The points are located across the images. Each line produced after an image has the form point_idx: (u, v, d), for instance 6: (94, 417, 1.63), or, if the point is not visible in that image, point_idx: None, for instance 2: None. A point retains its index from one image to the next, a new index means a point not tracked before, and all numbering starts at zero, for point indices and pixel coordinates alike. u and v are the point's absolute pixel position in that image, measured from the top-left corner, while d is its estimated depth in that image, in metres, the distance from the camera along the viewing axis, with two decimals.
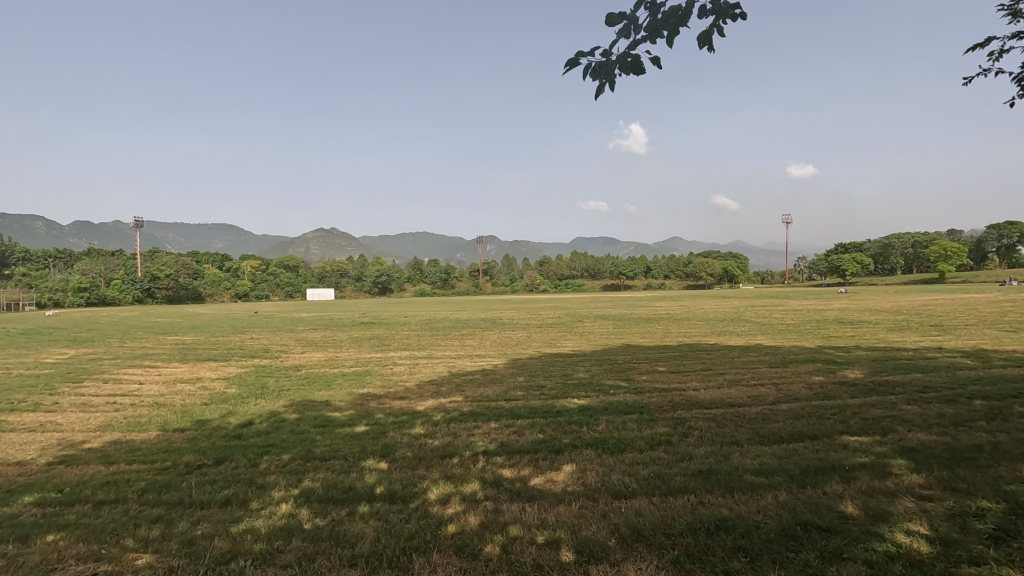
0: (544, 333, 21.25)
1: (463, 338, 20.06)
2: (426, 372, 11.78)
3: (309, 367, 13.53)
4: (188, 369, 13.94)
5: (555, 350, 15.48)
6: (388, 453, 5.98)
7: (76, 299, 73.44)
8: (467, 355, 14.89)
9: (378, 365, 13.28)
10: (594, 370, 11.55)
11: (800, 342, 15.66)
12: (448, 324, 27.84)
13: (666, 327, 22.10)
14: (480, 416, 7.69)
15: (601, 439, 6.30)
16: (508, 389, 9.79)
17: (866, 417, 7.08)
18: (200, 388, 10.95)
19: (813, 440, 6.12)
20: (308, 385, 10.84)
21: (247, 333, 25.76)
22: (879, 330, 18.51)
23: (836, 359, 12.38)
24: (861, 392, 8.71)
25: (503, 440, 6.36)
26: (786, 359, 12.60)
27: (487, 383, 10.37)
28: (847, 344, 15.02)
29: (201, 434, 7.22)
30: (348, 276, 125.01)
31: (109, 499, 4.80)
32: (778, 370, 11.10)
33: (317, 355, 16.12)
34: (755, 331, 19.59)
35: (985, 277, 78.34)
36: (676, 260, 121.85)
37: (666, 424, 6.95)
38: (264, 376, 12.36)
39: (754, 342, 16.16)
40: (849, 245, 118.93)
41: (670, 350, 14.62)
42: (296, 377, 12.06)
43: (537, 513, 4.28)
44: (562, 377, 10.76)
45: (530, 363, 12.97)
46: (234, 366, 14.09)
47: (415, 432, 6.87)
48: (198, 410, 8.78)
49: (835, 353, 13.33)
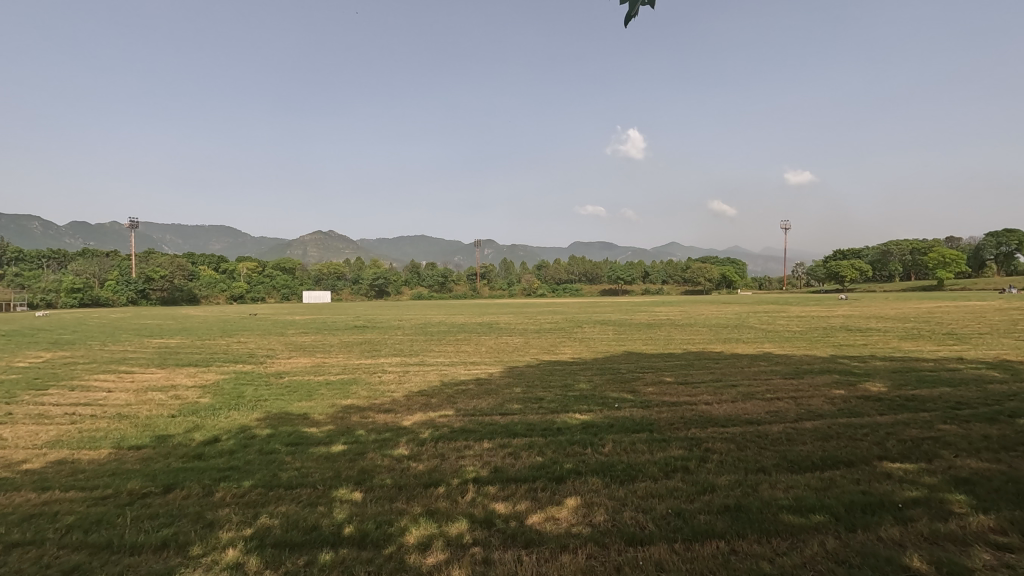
0: (542, 339, 20.42)
1: (457, 344, 19.23)
2: (416, 381, 10.98)
3: (293, 374, 12.72)
4: (164, 375, 13.10)
5: (554, 358, 14.66)
6: (364, 480, 5.21)
7: (69, 300, 72.48)
8: (462, 362, 14.07)
9: (366, 373, 12.46)
10: (596, 380, 10.74)
11: (812, 351, 14.88)
12: (442, 329, 26.97)
13: (668, 334, 21.28)
14: (471, 434, 6.90)
15: (608, 464, 5.54)
16: (503, 401, 8.98)
17: (903, 439, 6.34)
18: (171, 398, 10.11)
19: (851, 467, 5.38)
20: (287, 395, 10.02)
21: (235, 337, 24.84)
22: (890, 338, 17.81)
23: (853, 370, 11.61)
24: (891, 408, 7.93)
25: (496, 465, 5.59)
26: (800, 369, 11.82)
27: (480, 395, 9.55)
28: (861, 353, 14.30)
29: (158, 453, 6.40)
30: (344, 279, 124.09)
31: (23, 540, 4.01)
32: (794, 382, 10.34)
33: (304, 361, 15.29)
34: (761, 338, 18.80)
35: (984, 284, 78.04)
36: (674, 264, 121.39)
37: (680, 445, 6.20)
38: (242, 384, 11.55)
39: (762, 350, 15.42)
40: (847, 251, 118.81)
41: (676, 359, 13.82)
42: (277, 385, 11.26)
43: (536, 566, 3.52)
44: (561, 388, 9.98)
45: (527, 372, 12.16)
46: (214, 373, 13.24)
47: (396, 454, 6.07)
48: (162, 424, 7.95)
49: (850, 363, 12.56)
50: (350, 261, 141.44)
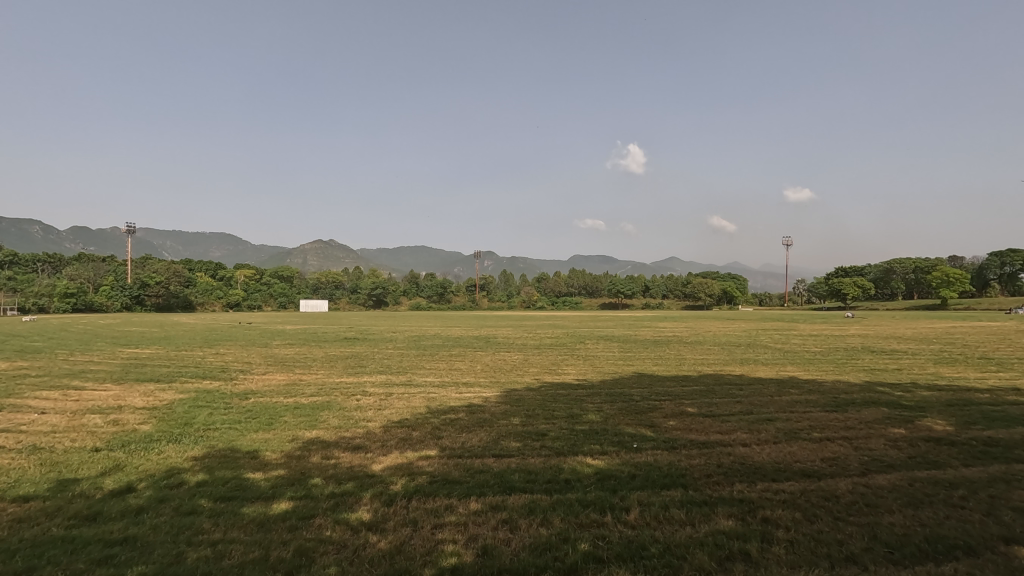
0: (543, 356, 18.84)
1: (450, 360, 17.65)
2: (398, 407, 9.44)
3: (261, 395, 11.13)
4: (115, 393, 11.54)
5: (556, 379, 13.15)
6: (299, 570, 3.71)
7: (62, 304, 70.81)
8: (453, 383, 12.48)
9: (343, 395, 10.90)
10: (607, 411, 9.21)
11: (844, 377, 13.33)
12: (437, 343, 25.33)
13: (678, 353, 19.72)
14: (454, 488, 5.38)
15: (638, 546, 4.04)
16: (499, 437, 7.45)
17: (1019, 509, 4.84)
18: (107, 425, 8.54)
19: (977, 559, 3.87)
20: (243, 423, 8.48)
21: (216, 348, 23.32)
22: (923, 362, 16.31)
23: (902, 402, 10.03)
24: (976, 458, 6.42)
25: (484, 545, 4.09)
26: (840, 400, 10.27)
27: (471, 428, 8.03)
28: (900, 380, 12.77)
29: (42, 511, 4.87)
30: (342, 289, 122.58)
31: None
32: (838, 416, 8.85)
33: (278, 378, 13.68)
34: (781, 360, 17.19)
35: (988, 304, 76.82)
36: (674, 279, 119.81)
37: (728, 513, 4.69)
38: (197, 407, 9.99)
39: (786, 374, 13.93)
40: (850, 268, 117.63)
41: (695, 384, 12.25)
42: (236, 409, 9.69)
43: None
44: (566, 420, 8.45)
45: (527, 398, 10.58)
46: (172, 392, 11.65)
47: (352, 521, 4.55)
48: (74, 462, 6.41)
49: (894, 393, 10.99)
50: (348, 270, 139.85)
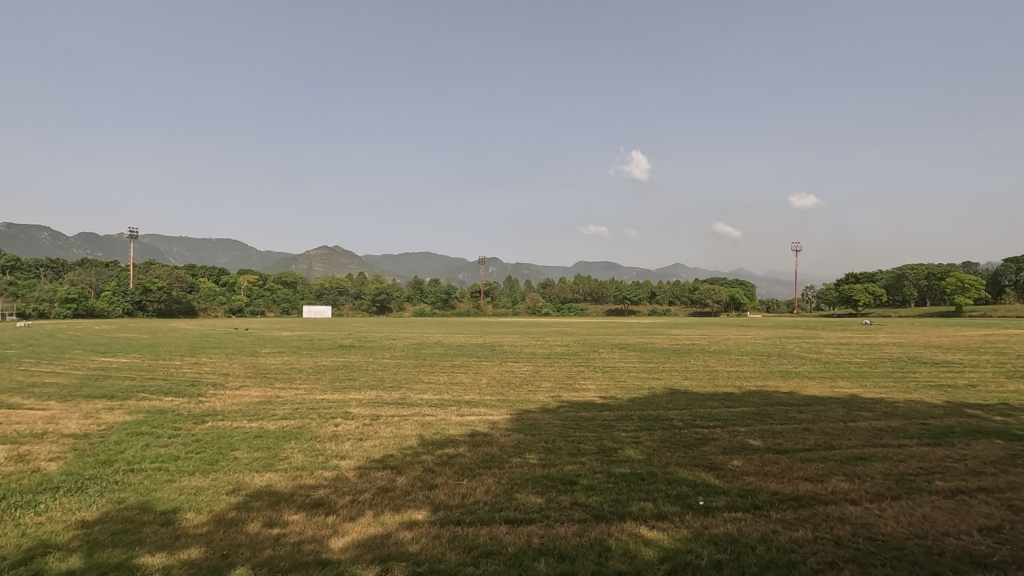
0: (556, 367, 16.85)
1: (453, 373, 15.62)
2: (383, 438, 7.50)
3: (222, 419, 9.16)
4: (49, 415, 9.59)
5: (575, 397, 11.19)
6: None
7: (64, 309, 69.58)
8: (454, 403, 10.50)
9: (320, 419, 8.92)
10: (648, 444, 7.22)
11: (913, 395, 11.27)
12: (438, 351, 23.40)
13: (706, 364, 17.68)
14: None
15: None
16: (512, 486, 5.50)
17: None
18: (5, 463, 6.57)
19: None
20: (182, 460, 6.55)
21: (199, 356, 21.42)
22: (991, 376, 14.19)
23: (1013, 431, 7.99)
24: None
25: None
26: (932, 428, 8.24)
27: (477, 470, 6.07)
28: (986, 400, 10.67)
29: None
30: (346, 295, 120.90)
31: None
32: (950, 454, 6.80)
33: (252, 396, 11.72)
34: (827, 374, 15.08)
35: (1005, 310, 74.21)
36: (682, 284, 117.51)
37: None
38: (136, 435, 8.03)
39: (843, 391, 11.88)
40: (861, 275, 115.14)
41: (742, 405, 10.22)
42: (182, 438, 7.73)
43: None
44: (601, 459, 6.50)
45: (544, 424, 8.58)
46: (118, 414, 9.69)
47: None
48: None
49: (993, 419, 8.92)
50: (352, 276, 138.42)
